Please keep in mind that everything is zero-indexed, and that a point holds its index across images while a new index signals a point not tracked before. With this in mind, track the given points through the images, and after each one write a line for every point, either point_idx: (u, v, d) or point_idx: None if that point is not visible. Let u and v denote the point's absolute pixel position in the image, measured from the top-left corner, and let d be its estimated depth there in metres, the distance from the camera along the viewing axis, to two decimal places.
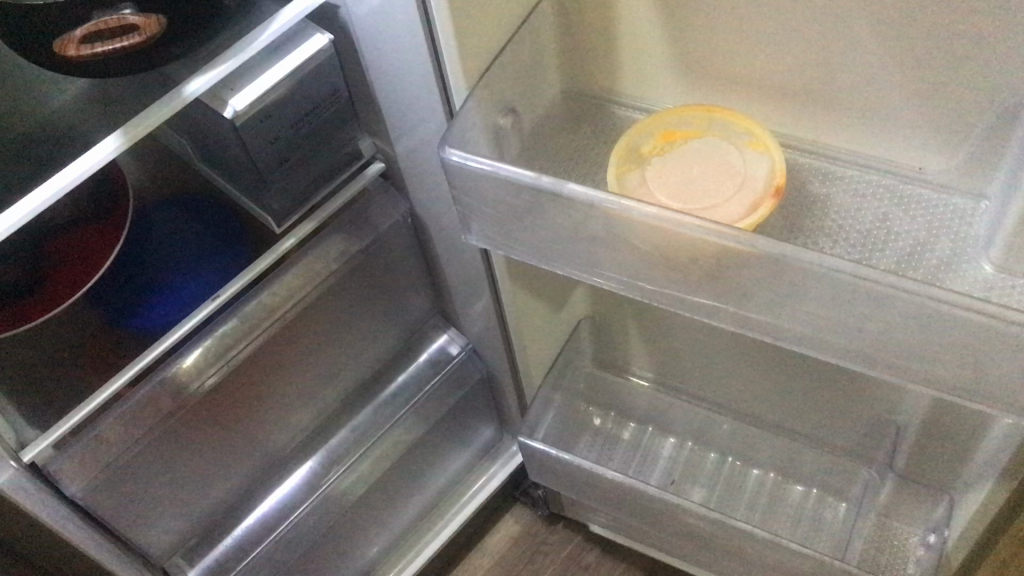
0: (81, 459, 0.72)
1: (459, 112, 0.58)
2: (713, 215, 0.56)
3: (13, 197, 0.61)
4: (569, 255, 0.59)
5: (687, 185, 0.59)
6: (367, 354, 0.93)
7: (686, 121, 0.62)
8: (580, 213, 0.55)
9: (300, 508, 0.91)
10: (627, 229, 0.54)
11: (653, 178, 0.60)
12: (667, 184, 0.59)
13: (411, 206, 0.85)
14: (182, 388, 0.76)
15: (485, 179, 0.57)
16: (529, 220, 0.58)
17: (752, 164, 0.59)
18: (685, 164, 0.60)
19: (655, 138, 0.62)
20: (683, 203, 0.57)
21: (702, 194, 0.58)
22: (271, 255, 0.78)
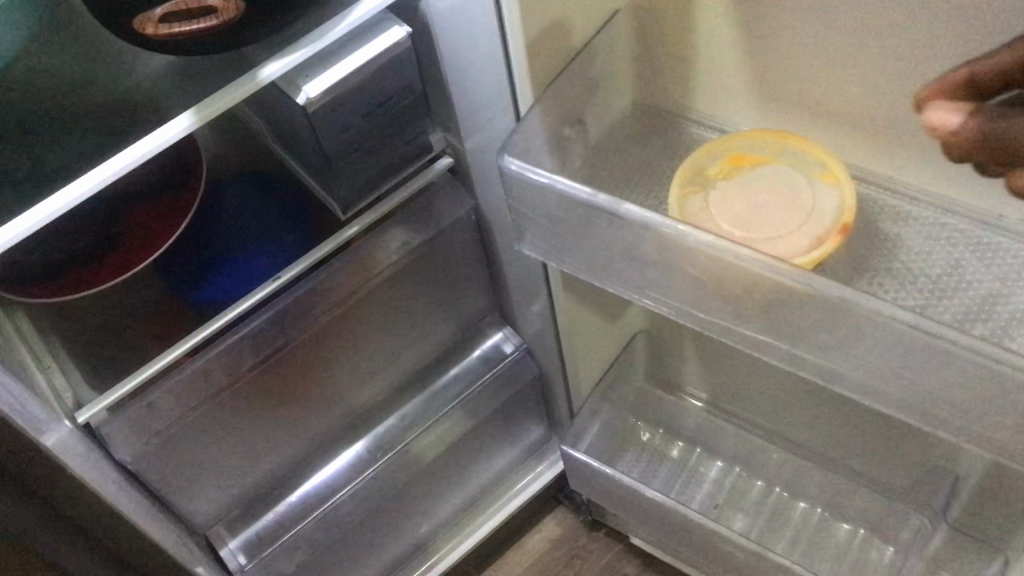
0: (132, 425, 0.73)
1: (524, 118, 0.58)
2: (773, 246, 0.55)
3: (86, 168, 0.63)
4: (622, 274, 0.58)
5: (751, 212, 0.57)
6: (421, 345, 0.93)
7: (758, 146, 0.60)
8: (635, 235, 0.54)
9: (341, 489, 0.92)
10: (684, 255, 0.52)
11: (716, 202, 0.58)
12: (730, 209, 0.57)
13: (477, 203, 0.84)
14: (237, 364, 0.77)
15: (542, 190, 0.56)
16: (584, 235, 0.57)
17: (820, 198, 0.57)
18: (751, 190, 0.59)
19: (723, 161, 0.61)
20: (744, 230, 0.56)
21: (765, 222, 0.56)
22: (334, 242, 0.79)
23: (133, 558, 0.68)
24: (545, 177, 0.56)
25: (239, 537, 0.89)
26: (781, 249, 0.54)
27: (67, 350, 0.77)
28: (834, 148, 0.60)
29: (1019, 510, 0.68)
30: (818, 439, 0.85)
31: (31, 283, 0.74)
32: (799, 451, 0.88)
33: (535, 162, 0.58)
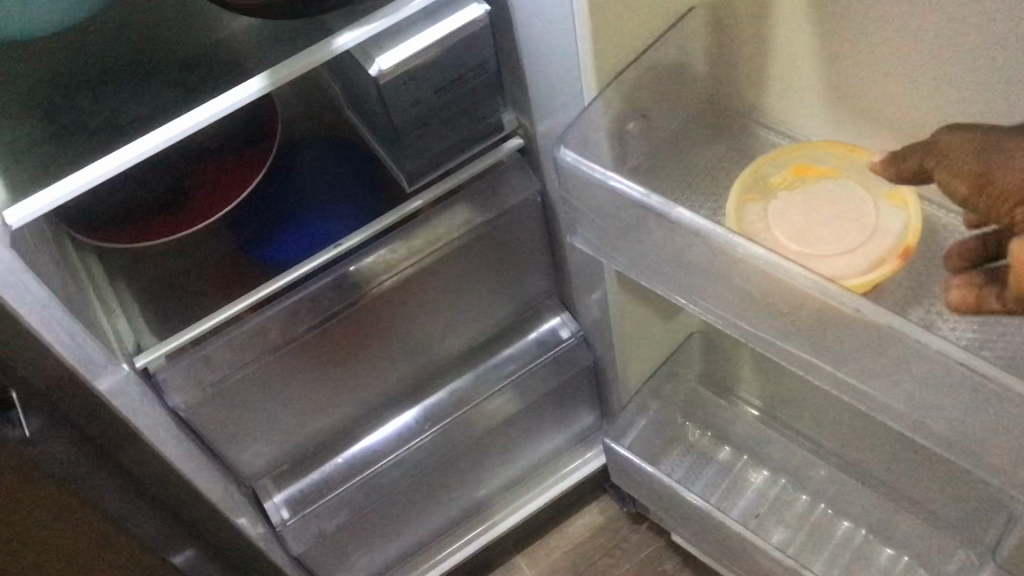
0: (187, 374, 0.76)
1: (586, 109, 0.57)
2: (829, 264, 0.53)
3: (159, 122, 0.64)
4: (671, 277, 0.57)
5: (811, 225, 0.56)
6: (477, 323, 0.94)
7: (826, 159, 0.59)
8: (686, 240, 0.53)
9: (388, 456, 0.93)
10: (736, 266, 0.51)
11: (775, 213, 0.57)
12: (789, 221, 0.56)
13: (543, 186, 0.83)
14: (294, 324, 0.78)
15: (595, 185, 0.56)
16: (636, 236, 0.56)
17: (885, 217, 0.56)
18: (813, 202, 0.57)
19: (787, 171, 0.60)
20: (802, 245, 0.54)
21: (824, 238, 0.55)
22: (397, 213, 0.79)
23: (178, 505, 0.71)
24: (600, 172, 0.55)
25: (285, 492, 0.90)
26: (836, 268, 0.53)
27: (133, 297, 0.79)
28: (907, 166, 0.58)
29: None
30: (871, 458, 0.83)
31: (102, 228, 0.76)
32: (849, 468, 0.86)
33: (593, 155, 0.58)
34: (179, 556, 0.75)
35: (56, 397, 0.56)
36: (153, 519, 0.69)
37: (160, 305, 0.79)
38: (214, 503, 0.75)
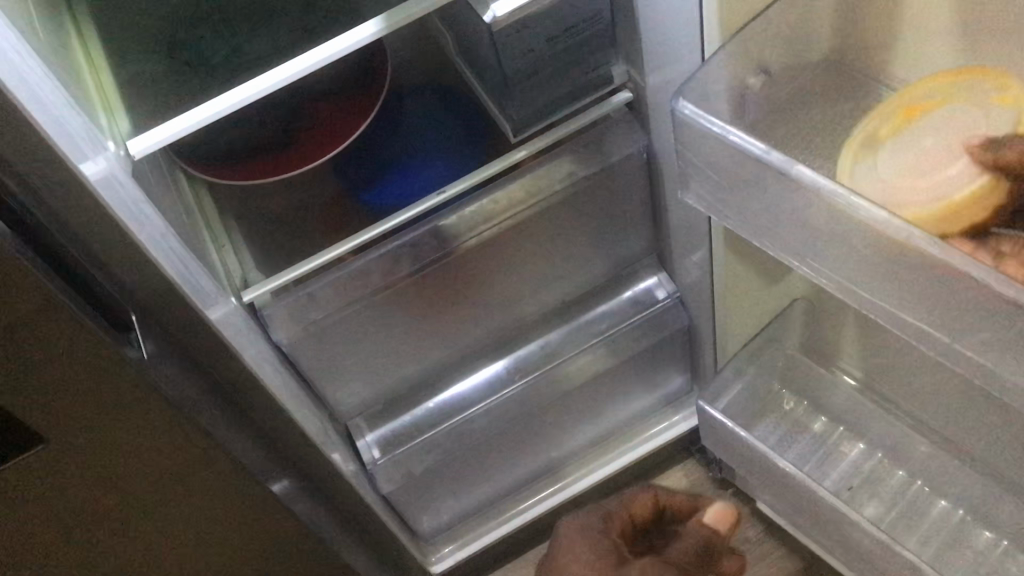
0: (291, 311, 0.78)
1: (708, 60, 0.57)
2: (952, 199, 0.50)
3: (276, 62, 0.65)
4: (783, 239, 0.55)
5: (922, 163, 0.52)
6: (574, 277, 0.93)
7: (929, 93, 0.55)
8: (804, 201, 0.52)
9: (477, 404, 0.95)
10: (854, 230, 0.50)
11: (886, 167, 0.53)
12: (900, 171, 0.53)
13: (650, 143, 0.82)
14: (395, 268, 0.79)
15: (712, 140, 0.55)
16: (750, 194, 0.55)
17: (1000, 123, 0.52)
18: (923, 137, 0.54)
19: (896, 117, 0.55)
20: (921, 193, 0.51)
21: (938, 173, 0.51)
22: (502, 162, 0.78)
23: (277, 438, 0.73)
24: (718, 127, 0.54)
25: (377, 432, 0.93)
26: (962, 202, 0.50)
27: (243, 234, 0.82)
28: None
29: None
30: (973, 440, 0.80)
31: (218, 165, 0.79)
32: (948, 447, 0.83)
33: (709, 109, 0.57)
34: (281, 487, 0.77)
35: (164, 322, 0.58)
36: (255, 449, 0.71)
37: (269, 243, 0.81)
38: (314, 435, 0.78)
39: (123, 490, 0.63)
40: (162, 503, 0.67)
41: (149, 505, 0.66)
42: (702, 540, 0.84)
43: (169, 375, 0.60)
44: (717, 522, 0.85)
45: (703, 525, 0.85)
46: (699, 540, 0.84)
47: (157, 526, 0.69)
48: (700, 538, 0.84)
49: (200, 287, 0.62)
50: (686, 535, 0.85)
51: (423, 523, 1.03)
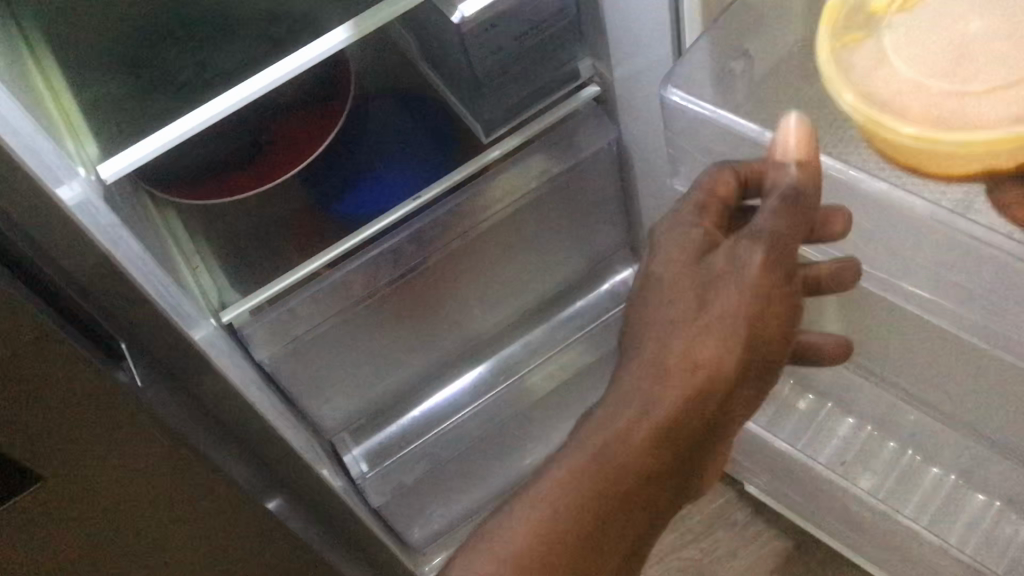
0: (272, 328, 0.76)
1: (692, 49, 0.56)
2: (970, 111, 0.46)
3: (246, 75, 0.64)
4: None
5: (962, 40, 0.47)
6: (550, 274, 0.93)
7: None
8: None
9: (464, 409, 0.95)
10: (849, 197, 0.55)
11: (902, 44, 0.49)
12: (911, 62, 0.48)
13: (620, 135, 0.82)
14: (375, 277, 0.78)
15: (704, 123, 0.57)
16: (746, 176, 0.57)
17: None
18: (960, 9, 0.48)
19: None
20: (945, 88, 0.47)
21: (992, 58, 0.46)
22: (475, 164, 0.79)
23: (273, 459, 0.72)
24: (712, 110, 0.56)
25: (364, 444, 0.93)
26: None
27: (215, 254, 0.80)
28: None
29: None
30: None
31: (187, 186, 0.77)
32: None
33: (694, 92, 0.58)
34: (273, 505, 0.75)
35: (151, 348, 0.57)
36: (247, 470, 0.69)
37: (243, 261, 0.80)
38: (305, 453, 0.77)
39: (117, 523, 0.62)
40: (154, 531, 0.65)
41: (140, 536, 0.64)
42: (802, 183, 0.50)
43: (160, 401, 0.58)
44: (791, 145, 0.51)
45: (788, 168, 0.51)
46: (805, 179, 0.50)
47: (151, 558, 0.67)
48: (798, 185, 0.50)
49: (182, 308, 0.60)
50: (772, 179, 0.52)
51: (414, 532, 1.02)
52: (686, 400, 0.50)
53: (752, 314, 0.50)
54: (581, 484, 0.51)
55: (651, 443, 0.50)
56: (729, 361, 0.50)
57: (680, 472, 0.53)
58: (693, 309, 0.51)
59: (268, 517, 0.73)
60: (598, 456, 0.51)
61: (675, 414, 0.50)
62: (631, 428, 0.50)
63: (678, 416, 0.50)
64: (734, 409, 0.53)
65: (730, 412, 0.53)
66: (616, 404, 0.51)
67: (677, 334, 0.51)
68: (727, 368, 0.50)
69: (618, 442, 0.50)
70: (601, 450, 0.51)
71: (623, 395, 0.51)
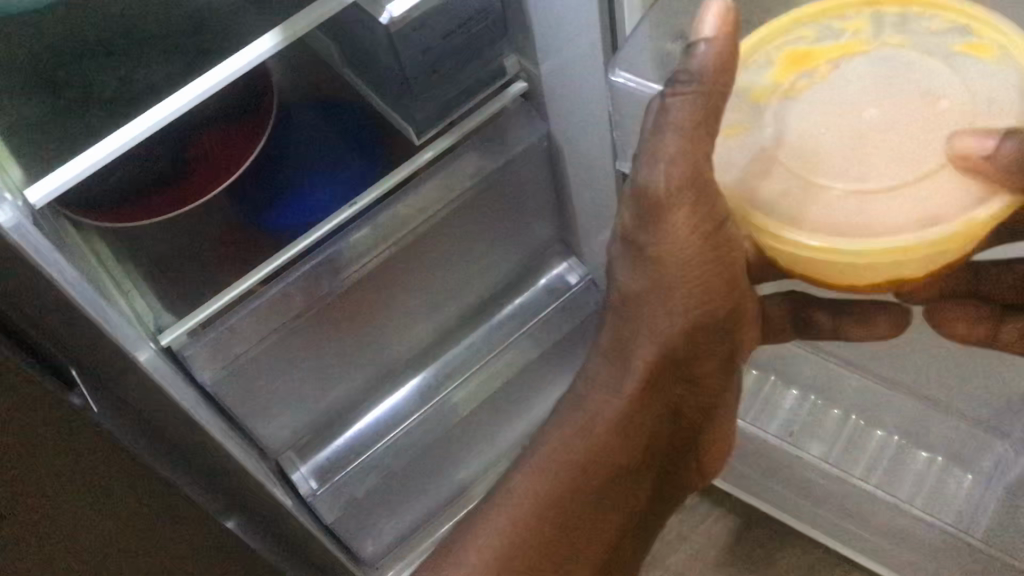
0: (213, 349, 0.74)
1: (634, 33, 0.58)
2: (869, 216, 0.45)
3: (173, 89, 0.63)
4: None
5: (856, 134, 0.46)
6: (487, 274, 0.93)
7: (833, 51, 0.50)
8: None
9: (411, 417, 0.94)
10: None
11: (808, 130, 0.47)
12: (808, 151, 0.47)
13: (550, 129, 0.83)
14: (315, 288, 0.77)
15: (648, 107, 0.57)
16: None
17: (986, 103, 0.46)
18: (856, 99, 0.47)
19: (801, 69, 0.50)
20: (842, 185, 0.46)
21: (901, 155, 0.45)
22: (408, 167, 0.79)
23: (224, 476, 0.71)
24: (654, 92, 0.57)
25: (311, 462, 0.91)
26: (933, 210, 0.45)
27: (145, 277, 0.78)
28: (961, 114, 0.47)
29: None
30: None
31: (111, 210, 0.74)
32: None
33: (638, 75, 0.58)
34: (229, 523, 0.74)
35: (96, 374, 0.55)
36: (193, 485, 0.68)
37: (176, 281, 0.77)
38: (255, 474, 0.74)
39: (65, 541, 0.61)
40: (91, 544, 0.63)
41: (86, 550, 0.64)
42: (706, 66, 0.46)
43: (112, 421, 0.57)
44: (706, 24, 0.46)
45: (697, 47, 0.46)
46: (711, 62, 0.46)
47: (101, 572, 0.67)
48: (703, 71, 0.46)
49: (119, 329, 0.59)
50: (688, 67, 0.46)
51: (365, 547, 1.01)
52: (648, 369, 0.58)
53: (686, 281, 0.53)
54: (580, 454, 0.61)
55: (629, 416, 0.61)
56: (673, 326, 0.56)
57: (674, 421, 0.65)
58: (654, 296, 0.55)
59: (210, 524, 0.72)
60: (590, 425, 0.61)
61: (642, 381, 0.59)
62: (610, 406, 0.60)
63: (643, 388, 0.59)
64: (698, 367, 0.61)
65: (694, 370, 0.61)
66: (597, 384, 0.60)
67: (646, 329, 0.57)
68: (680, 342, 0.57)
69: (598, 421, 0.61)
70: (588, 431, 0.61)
71: (597, 385, 0.60)
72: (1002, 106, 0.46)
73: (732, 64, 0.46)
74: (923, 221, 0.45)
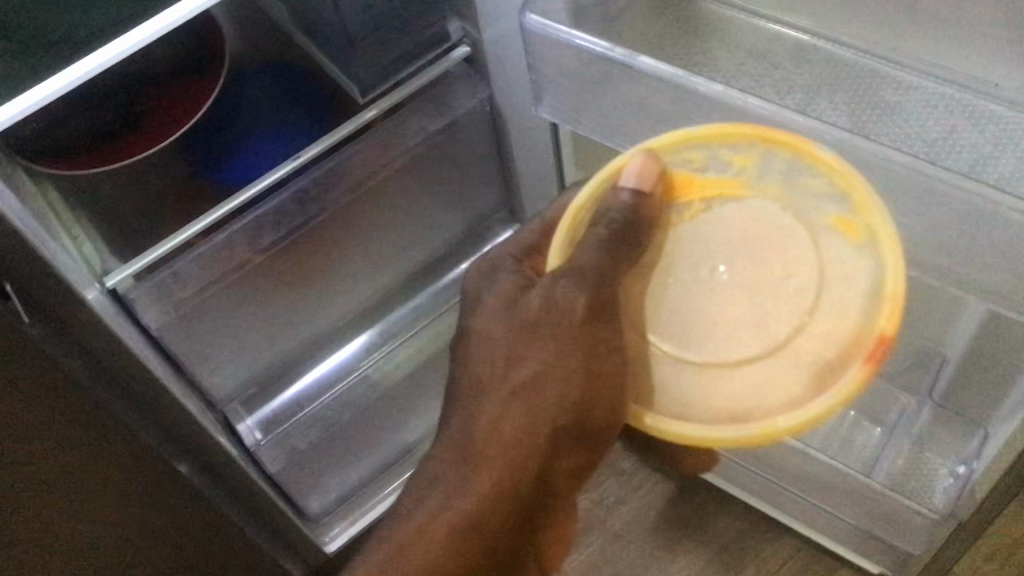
0: (157, 292, 0.76)
1: None
2: (699, 393, 0.61)
3: (111, 35, 0.64)
4: (627, 129, 0.67)
5: (712, 286, 0.60)
6: (433, 234, 0.97)
7: (713, 186, 0.61)
8: (648, 90, 0.62)
9: (355, 373, 0.98)
10: (695, 108, 0.61)
11: (677, 274, 0.61)
12: (673, 308, 0.61)
13: (491, 94, 0.85)
14: (257, 239, 0.79)
15: (559, 45, 0.64)
16: (599, 93, 0.66)
17: (832, 295, 0.58)
18: (718, 256, 0.61)
19: (680, 199, 0.61)
20: (688, 351, 0.61)
21: (746, 334, 0.60)
22: (351, 124, 0.80)
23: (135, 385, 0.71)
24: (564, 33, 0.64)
25: (255, 414, 0.94)
26: (751, 404, 0.59)
27: (89, 215, 0.79)
28: (809, 296, 0.58)
29: (984, 402, 0.70)
30: None
31: (60, 157, 0.75)
32: None
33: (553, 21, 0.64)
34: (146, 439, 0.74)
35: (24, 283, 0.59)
36: (112, 396, 0.70)
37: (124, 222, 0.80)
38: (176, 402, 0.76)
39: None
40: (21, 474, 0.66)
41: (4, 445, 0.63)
42: (626, 208, 0.57)
43: (43, 335, 0.61)
44: (631, 173, 0.58)
45: (620, 192, 0.58)
46: (631, 209, 0.57)
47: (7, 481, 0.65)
48: (625, 210, 0.57)
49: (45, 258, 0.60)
50: (607, 206, 0.58)
51: (311, 503, 1.03)
52: (513, 458, 0.60)
53: (583, 387, 0.59)
54: (442, 529, 0.62)
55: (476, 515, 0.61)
56: (548, 422, 0.60)
57: (526, 539, 0.65)
58: (527, 391, 0.60)
59: (139, 441, 0.74)
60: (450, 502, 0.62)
61: (506, 474, 0.61)
62: (470, 489, 0.61)
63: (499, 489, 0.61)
64: (557, 484, 0.64)
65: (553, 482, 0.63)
66: (451, 473, 0.62)
67: (509, 419, 0.60)
68: (537, 435, 0.60)
69: (452, 508, 0.62)
70: (440, 510, 0.62)
71: (455, 472, 0.62)
72: (844, 299, 0.58)
73: (646, 214, 0.58)
74: (735, 415, 0.59)
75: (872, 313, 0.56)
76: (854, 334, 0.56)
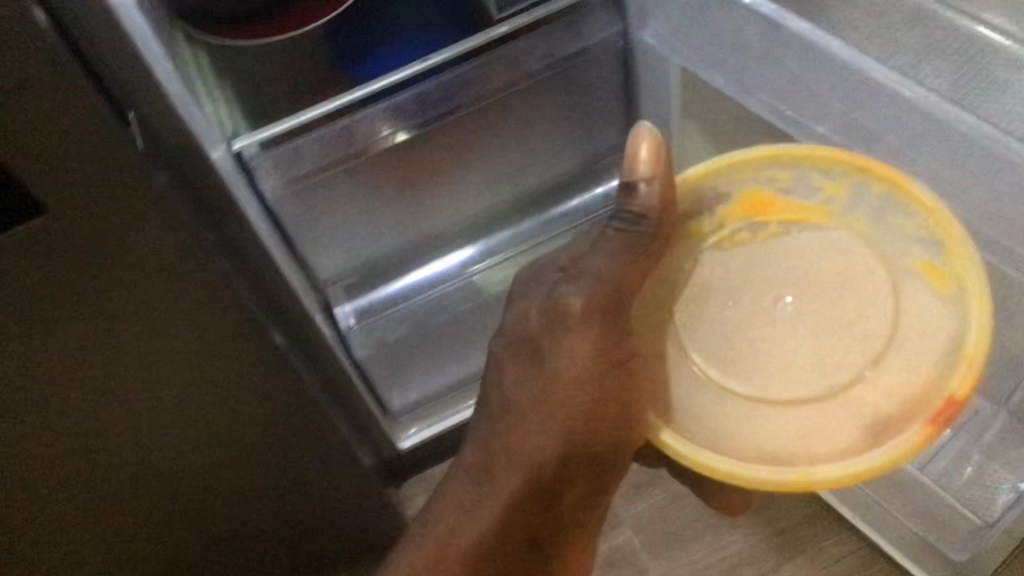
0: (278, 163, 0.80)
1: None
2: (740, 423, 0.59)
3: None
4: (725, 59, 0.71)
5: (777, 314, 0.60)
6: (549, 162, 0.99)
7: (794, 212, 0.63)
8: (742, 19, 0.66)
9: (451, 282, 1.04)
10: (781, 45, 0.64)
11: (730, 292, 0.62)
12: (722, 335, 0.61)
13: (627, 29, 0.85)
14: (377, 132, 0.83)
15: None
16: (702, 18, 0.71)
17: (905, 346, 0.58)
18: (787, 285, 0.61)
19: (755, 215, 0.64)
20: (731, 377, 0.60)
21: (802, 377, 0.59)
22: (485, 36, 0.80)
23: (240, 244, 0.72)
24: None
25: (353, 301, 1.01)
26: (790, 448, 0.57)
27: (229, 81, 0.84)
28: (880, 345, 0.58)
29: None
30: None
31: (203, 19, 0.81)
32: None
33: None
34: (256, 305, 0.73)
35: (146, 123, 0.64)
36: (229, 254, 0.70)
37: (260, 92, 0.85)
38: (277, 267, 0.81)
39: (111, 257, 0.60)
40: (161, 345, 0.68)
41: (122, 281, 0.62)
42: (645, 205, 0.61)
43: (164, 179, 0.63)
44: (643, 165, 0.61)
45: (637, 184, 0.61)
46: (651, 203, 0.61)
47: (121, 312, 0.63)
48: (643, 208, 0.61)
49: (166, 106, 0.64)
50: (626, 195, 0.62)
51: (391, 397, 1.11)
52: (520, 486, 0.61)
53: (590, 409, 0.60)
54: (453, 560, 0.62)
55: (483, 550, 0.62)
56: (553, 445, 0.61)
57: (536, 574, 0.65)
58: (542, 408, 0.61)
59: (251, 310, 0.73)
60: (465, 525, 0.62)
61: (515, 501, 0.61)
62: (484, 513, 0.61)
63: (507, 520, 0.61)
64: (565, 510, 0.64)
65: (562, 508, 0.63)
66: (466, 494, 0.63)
67: (518, 436, 0.62)
68: (546, 459, 0.61)
69: (463, 536, 0.62)
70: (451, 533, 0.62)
71: (467, 497, 0.63)
72: (915, 352, 0.57)
73: (667, 203, 0.62)
74: (770, 456, 0.57)
75: (947, 370, 0.55)
76: (921, 391, 0.56)
